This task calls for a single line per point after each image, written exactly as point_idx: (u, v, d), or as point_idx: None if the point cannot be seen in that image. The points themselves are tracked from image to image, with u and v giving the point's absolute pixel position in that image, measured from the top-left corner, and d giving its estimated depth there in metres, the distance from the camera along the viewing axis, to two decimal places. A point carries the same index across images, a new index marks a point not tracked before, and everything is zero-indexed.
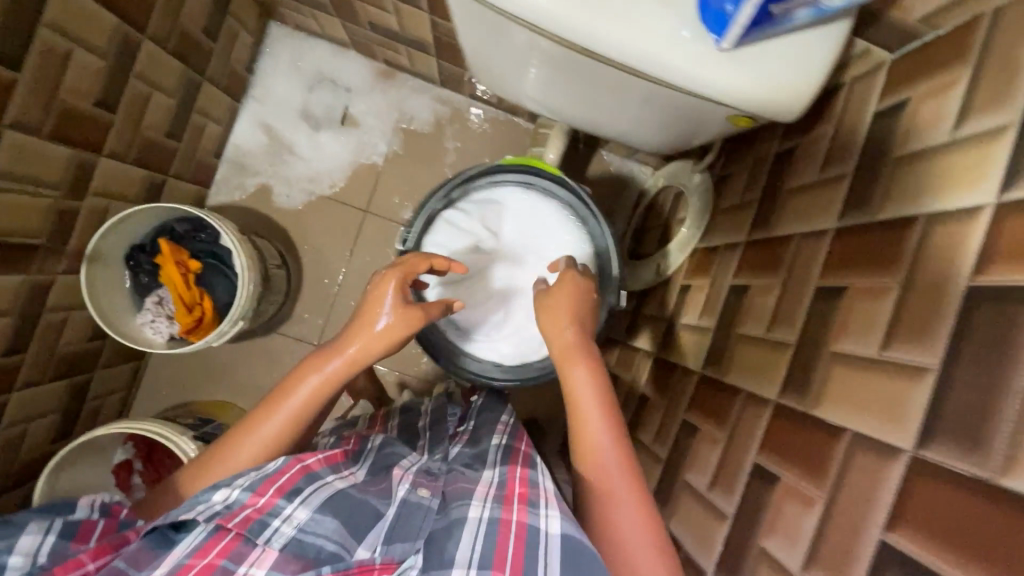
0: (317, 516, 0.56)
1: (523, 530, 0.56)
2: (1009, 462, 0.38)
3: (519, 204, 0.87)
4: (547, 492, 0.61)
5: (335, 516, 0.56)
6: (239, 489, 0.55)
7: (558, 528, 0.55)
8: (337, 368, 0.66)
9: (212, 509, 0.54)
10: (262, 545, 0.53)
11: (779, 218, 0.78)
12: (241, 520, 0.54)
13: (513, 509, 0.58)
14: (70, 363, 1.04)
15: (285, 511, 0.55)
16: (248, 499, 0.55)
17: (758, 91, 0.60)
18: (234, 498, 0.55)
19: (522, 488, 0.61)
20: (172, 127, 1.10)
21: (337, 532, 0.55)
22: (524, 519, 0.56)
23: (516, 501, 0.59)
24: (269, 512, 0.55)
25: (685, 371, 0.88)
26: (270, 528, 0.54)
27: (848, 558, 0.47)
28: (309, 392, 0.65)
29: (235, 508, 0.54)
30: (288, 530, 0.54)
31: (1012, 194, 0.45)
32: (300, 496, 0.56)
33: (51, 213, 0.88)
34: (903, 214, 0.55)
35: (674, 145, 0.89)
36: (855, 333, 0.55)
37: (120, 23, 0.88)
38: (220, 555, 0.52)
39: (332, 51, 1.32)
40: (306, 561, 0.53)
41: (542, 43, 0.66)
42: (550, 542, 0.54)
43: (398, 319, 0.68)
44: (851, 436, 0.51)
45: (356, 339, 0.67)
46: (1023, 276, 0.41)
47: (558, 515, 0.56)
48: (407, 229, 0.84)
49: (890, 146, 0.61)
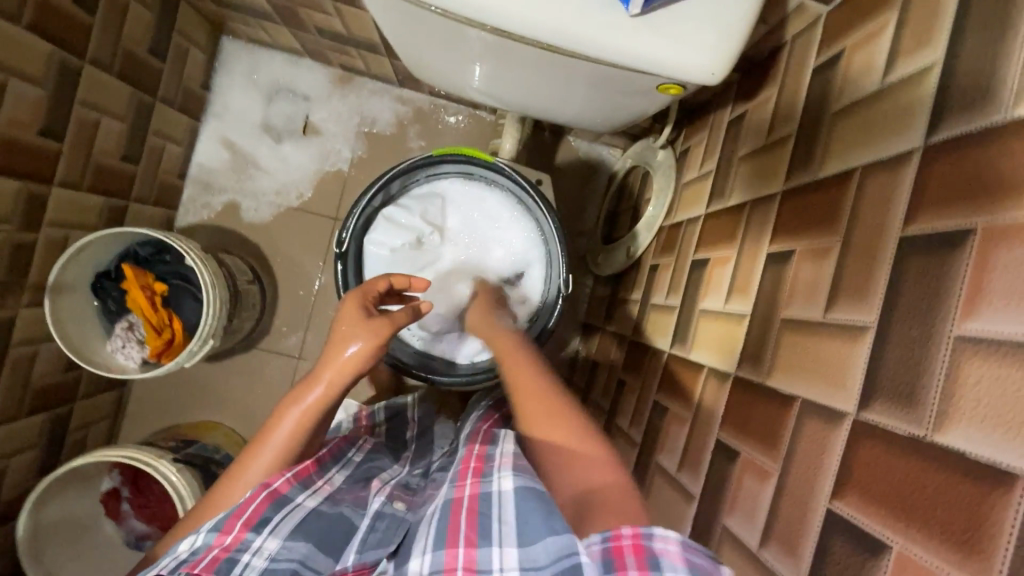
0: (289, 543, 0.53)
1: (475, 502, 0.50)
2: (942, 418, 0.36)
3: (459, 195, 0.91)
4: (503, 456, 0.55)
5: (307, 540, 0.54)
6: (205, 532, 0.52)
7: (511, 485, 0.50)
8: (316, 399, 0.63)
9: (178, 560, 0.51)
10: None
11: (733, 187, 0.76)
12: (207, 562, 0.50)
13: (466, 484, 0.52)
14: (46, 396, 1.04)
15: (253, 544, 0.51)
16: (215, 540, 0.52)
17: (678, 57, 0.59)
18: (199, 542, 0.52)
19: (476, 461, 0.55)
20: (127, 151, 1.09)
21: (310, 556, 0.53)
22: (476, 490, 0.50)
23: (469, 475, 0.53)
24: (238, 548, 0.51)
25: (655, 352, 0.86)
26: (239, 564, 0.50)
27: (800, 530, 0.45)
28: (291, 427, 0.62)
29: (201, 551, 0.51)
30: (259, 563, 0.51)
31: (937, 137, 0.43)
32: (269, 526, 0.53)
33: (5, 248, 0.88)
34: (841, 169, 0.53)
35: (615, 125, 0.87)
36: (802, 297, 0.53)
37: (56, 50, 0.87)
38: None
39: (286, 61, 1.30)
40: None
41: (471, 32, 0.65)
42: (503, 502, 0.49)
43: (370, 338, 0.64)
44: (800, 404, 0.49)
45: (328, 367, 0.63)
46: (948, 221, 0.39)
47: (512, 473, 0.51)
48: (344, 230, 0.86)
49: (829, 101, 0.59)
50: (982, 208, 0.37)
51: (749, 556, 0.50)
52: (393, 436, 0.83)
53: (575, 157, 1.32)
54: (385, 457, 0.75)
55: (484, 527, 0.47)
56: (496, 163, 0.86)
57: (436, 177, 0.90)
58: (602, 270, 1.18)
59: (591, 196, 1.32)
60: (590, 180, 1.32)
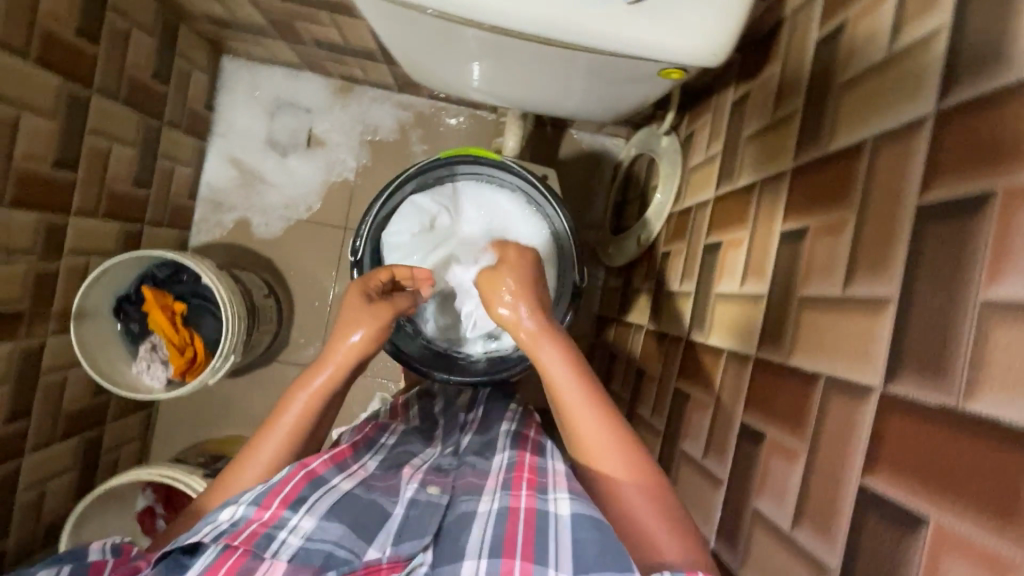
0: (324, 523, 0.51)
1: (532, 515, 0.52)
2: (971, 386, 0.35)
3: (475, 196, 0.92)
4: (557, 473, 0.57)
5: (342, 521, 0.52)
6: (245, 505, 0.52)
7: (567, 508, 0.51)
8: (322, 383, 0.65)
9: (218, 529, 0.50)
10: (269, 558, 0.48)
11: (742, 167, 0.75)
12: (247, 536, 0.49)
13: (522, 496, 0.54)
14: (78, 420, 1.06)
15: (291, 522, 0.51)
16: (254, 514, 0.51)
17: (677, 40, 0.58)
18: (240, 514, 0.51)
19: (531, 473, 0.58)
20: (138, 176, 1.12)
21: (345, 538, 0.51)
22: (532, 505, 0.53)
23: (523, 487, 0.56)
24: (275, 525, 0.50)
25: (673, 339, 0.86)
26: (277, 541, 0.49)
27: (833, 508, 0.45)
28: (299, 411, 0.63)
29: (241, 524, 0.50)
30: (297, 541, 0.50)
31: (950, 101, 0.42)
32: (307, 504, 0.52)
33: (29, 277, 0.90)
34: (852, 141, 0.52)
35: (611, 115, 0.87)
36: (820, 273, 0.53)
37: (65, 82, 0.89)
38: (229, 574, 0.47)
39: (286, 75, 1.32)
40: (316, 567, 0.48)
41: (469, 32, 0.65)
42: (560, 522, 0.50)
43: (370, 324, 0.69)
44: (825, 382, 0.48)
45: (330, 359, 0.66)
46: (965, 186, 0.39)
47: (568, 495, 0.52)
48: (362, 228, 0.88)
49: (834, 74, 0.58)
50: (1002, 170, 0.36)
51: (782, 538, 0.50)
52: (426, 415, 0.82)
53: (578, 149, 1.31)
54: (417, 440, 0.73)
55: (541, 544, 0.48)
56: (511, 163, 0.87)
57: (453, 178, 0.91)
58: (614, 261, 1.17)
59: (597, 187, 1.32)
60: (596, 171, 1.32)
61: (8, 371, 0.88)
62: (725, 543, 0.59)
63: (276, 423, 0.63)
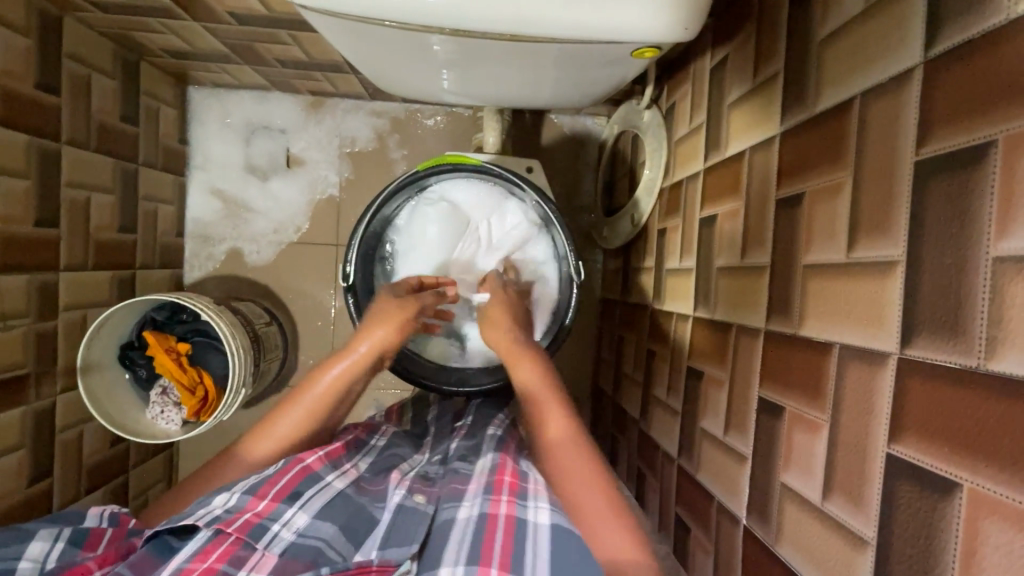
0: (317, 521, 0.58)
1: (511, 522, 0.57)
2: (992, 345, 0.34)
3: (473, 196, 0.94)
4: (537, 484, 0.62)
5: (334, 522, 0.59)
6: (238, 494, 0.58)
7: (547, 517, 0.57)
8: (337, 375, 0.70)
9: (213, 514, 0.56)
10: (262, 549, 0.54)
11: (728, 135, 0.74)
12: (240, 524, 0.55)
13: (501, 501, 0.59)
14: (101, 471, 1.07)
15: (284, 516, 0.57)
16: (248, 504, 0.57)
17: (647, 19, 0.56)
18: (233, 502, 0.57)
19: (512, 478, 0.62)
20: (122, 221, 1.10)
21: (336, 539, 0.57)
22: (513, 512, 0.58)
23: (505, 492, 0.60)
24: (269, 517, 0.57)
25: (679, 317, 0.85)
26: (270, 532, 0.56)
27: (862, 480, 0.44)
28: (307, 409, 0.68)
29: (234, 512, 0.56)
30: (289, 535, 0.56)
31: (937, 49, 0.40)
32: (300, 500, 0.59)
33: (29, 339, 0.89)
34: (839, 99, 0.51)
35: (587, 100, 0.84)
36: (821, 239, 0.51)
37: (32, 138, 0.88)
38: (220, 559, 0.52)
39: (255, 98, 1.30)
40: (306, 561, 0.53)
41: (434, 38, 0.63)
42: (539, 531, 0.56)
43: (392, 319, 0.74)
44: (840, 350, 0.47)
45: (341, 360, 0.71)
46: (964, 137, 0.37)
47: (548, 505, 0.58)
48: (363, 222, 0.88)
49: (812, 31, 0.56)
50: (1000, 116, 0.35)
51: (814, 510, 0.49)
52: (418, 421, 0.90)
53: (560, 134, 1.29)
54: (406, 444, 0.78)
55: (518, 554, 0.54)
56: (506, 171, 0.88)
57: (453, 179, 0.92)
58: (610, 243, 1.16)
59: (584, 170, 1.30)
60: (581, 154, 1.30)
61: (23, 435, 0.88)
62: (756, 518, 0.59)
63: (303, 399, 0.68)
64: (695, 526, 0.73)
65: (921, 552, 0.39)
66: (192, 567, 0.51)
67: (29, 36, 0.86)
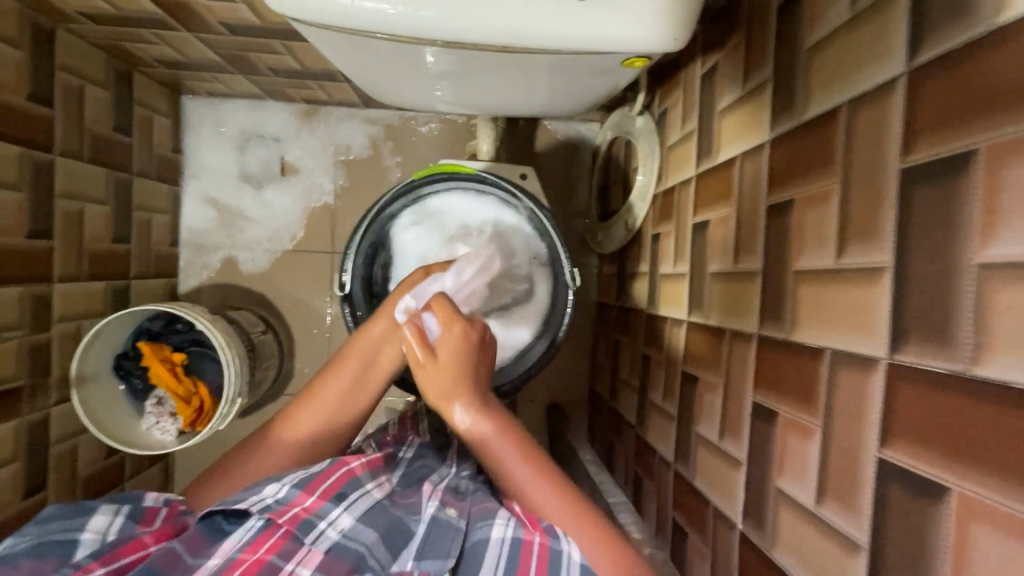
0: (359, 525, 0.58)
1: (545, 551, 0.56)
2: (978, 351, 0.35)
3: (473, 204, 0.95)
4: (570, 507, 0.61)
5: (375, 529, 0.59)
6: (289, 486, 0.59)
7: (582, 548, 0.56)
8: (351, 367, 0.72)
9: (264, 503, 0.58)
10: (308, 545, 0.55)
11: (720, 142, 0.74)
12: (290, 517, 0.56)
13: (536, 530, 0.58)
14: (96, 483, 1.06)
15: (330, 515, 0.58)
16: (296, 499, 0.58)
17: (637, 28, 0.57)
18: (283, 493, 0.58)
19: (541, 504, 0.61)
20: (116, 232, 1.10)
21: (377, 545, 0.57)
22: (547, 541, 0.57)
23: (540, 518, 0.59)
24: (317, 513, 0.57)
25: (674, 322, 0.85)
26: (316, 530, 0.56)
27: (854, 484, 0.45)
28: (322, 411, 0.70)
29: (284, 505, 0.57)
30: (334, 535, 0.57)
31: (921, 59, 0.41)
32: (345, 501, 0.60)
33: (23, 351, 0.89)
34: (827, 106, 0.51)
35: (579, 107, 0.85)
36: (811, 246, 0.52)
37: (25, 150, 0.88)
38: (270, 550, 0.54)
39: (250, 107, 1.30)
40: (349, 565, 0.54)
41: (429, 49, 0.63)
42: (572, 566, 0.55)
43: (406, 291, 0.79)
44: (831, 355, 0.48)
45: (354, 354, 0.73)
46: (947, 147, 0.38)
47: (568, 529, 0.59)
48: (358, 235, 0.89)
49: (799, 41, 0.57)
50: (981, 126, 0.35)
51: (809, 515, 0.50)
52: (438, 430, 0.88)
53: (554, 140, 1.30)
54: (433, 456, 0.78)
55: None
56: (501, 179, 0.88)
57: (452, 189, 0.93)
58: (605, 248, 1.16)
59: (579, 176, 1.31)
60: (575, 159, 1.30)
61: (17, 448, 0.87)
62: (753, 524, 0.59)
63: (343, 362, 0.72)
64: (692, 531, 0.73)
65: (912, 557, 0.39)
66: (243, 558, 0.53)
67: (22, 48, 0.86)
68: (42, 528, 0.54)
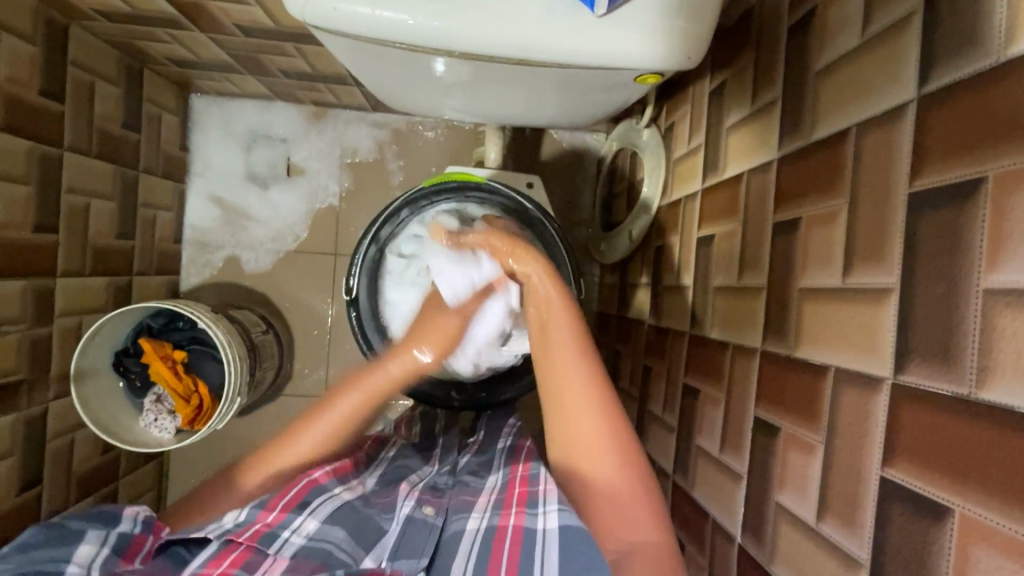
0: (326, 526, 0.60)
1: (518, 533, 0.59)
2: (983, 374, 0.36)
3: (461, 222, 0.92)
4: (546, 485, 0.62)
5: (343, 527, 0.61)
6: (250, 508, 0.60)
7: (555, 522, 0.57)
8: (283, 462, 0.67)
9: (224, 527, 0.59)
10: (273, 554, 0.56)
11: (727, 158, 0.75)
12: (250, 534, 0.57)
13: (511, 513, 0.62)
14: (90, 480, 1.05)
15: (294, 523, 0.59)
16: (258, 515, 0.59)
17: (649, 47, 0.58)
18: (243, 516, 0.60)
19: (521, 488, 0.64)
20: (120, 228, 1.10)
21: (345, 542, 0.59)
22: (520, 522, 0.60)
23: (515, 503, 0.62)
24: (279, 525, 0.59)
25: (676, 334, 0.86)
26: (280, 539, 0.57)
27: (856, 500, 0.45)
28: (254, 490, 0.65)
29: (245, 524, 0.59)
30: (299, 540, 0.58)
31: (931, 86, 0.42)
32: (309, 508, 0.61)
33: (23, 346, 0.88)
34: (836, 129, 0.52)
35: (586, 120, 0.85)
36: (817, 263, 0.53)
37: (35, 144, 0.88)
38: (234, 565, 0.54)
39: (258, 107, 1.30)
40: (317, 563, 0.56)
41: (443, 59, 0.64)
42: (548, 536, 0.56)
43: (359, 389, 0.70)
44: (834, 373, 0.48)
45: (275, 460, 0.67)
46: (953, 174, 0.39)
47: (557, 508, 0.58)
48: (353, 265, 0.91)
49: (809, 62, 0.58)
50: (990, 156, 0.36)
51: (809, 531, 0.50)
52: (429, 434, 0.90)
53: (560, 149, 1.31)
54: (415, 455, 0.79)
55: (526, 563, 0.56)
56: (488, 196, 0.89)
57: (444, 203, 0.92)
58: (607, 258, 1.17)
59: (583, 185, 1.32)
60: (579, 169, 1.31)
61: (13, 443, 0.86)
62: (751, 537, 0.59)
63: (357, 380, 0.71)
64: (689, 542, 0.73)
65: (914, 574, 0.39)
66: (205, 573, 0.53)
67: (36, 44, 0.86)
68: (23, 558, 0.51)
